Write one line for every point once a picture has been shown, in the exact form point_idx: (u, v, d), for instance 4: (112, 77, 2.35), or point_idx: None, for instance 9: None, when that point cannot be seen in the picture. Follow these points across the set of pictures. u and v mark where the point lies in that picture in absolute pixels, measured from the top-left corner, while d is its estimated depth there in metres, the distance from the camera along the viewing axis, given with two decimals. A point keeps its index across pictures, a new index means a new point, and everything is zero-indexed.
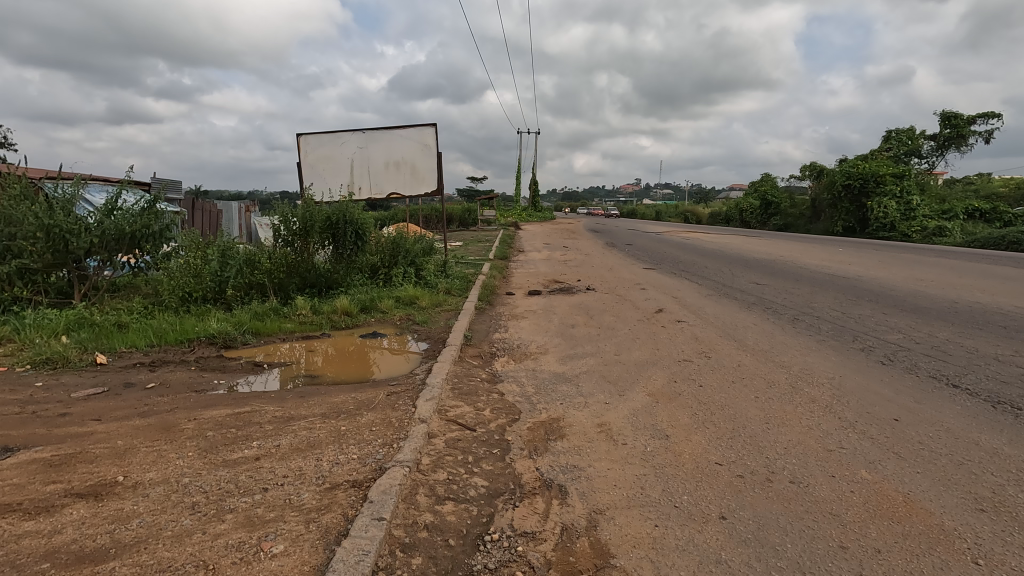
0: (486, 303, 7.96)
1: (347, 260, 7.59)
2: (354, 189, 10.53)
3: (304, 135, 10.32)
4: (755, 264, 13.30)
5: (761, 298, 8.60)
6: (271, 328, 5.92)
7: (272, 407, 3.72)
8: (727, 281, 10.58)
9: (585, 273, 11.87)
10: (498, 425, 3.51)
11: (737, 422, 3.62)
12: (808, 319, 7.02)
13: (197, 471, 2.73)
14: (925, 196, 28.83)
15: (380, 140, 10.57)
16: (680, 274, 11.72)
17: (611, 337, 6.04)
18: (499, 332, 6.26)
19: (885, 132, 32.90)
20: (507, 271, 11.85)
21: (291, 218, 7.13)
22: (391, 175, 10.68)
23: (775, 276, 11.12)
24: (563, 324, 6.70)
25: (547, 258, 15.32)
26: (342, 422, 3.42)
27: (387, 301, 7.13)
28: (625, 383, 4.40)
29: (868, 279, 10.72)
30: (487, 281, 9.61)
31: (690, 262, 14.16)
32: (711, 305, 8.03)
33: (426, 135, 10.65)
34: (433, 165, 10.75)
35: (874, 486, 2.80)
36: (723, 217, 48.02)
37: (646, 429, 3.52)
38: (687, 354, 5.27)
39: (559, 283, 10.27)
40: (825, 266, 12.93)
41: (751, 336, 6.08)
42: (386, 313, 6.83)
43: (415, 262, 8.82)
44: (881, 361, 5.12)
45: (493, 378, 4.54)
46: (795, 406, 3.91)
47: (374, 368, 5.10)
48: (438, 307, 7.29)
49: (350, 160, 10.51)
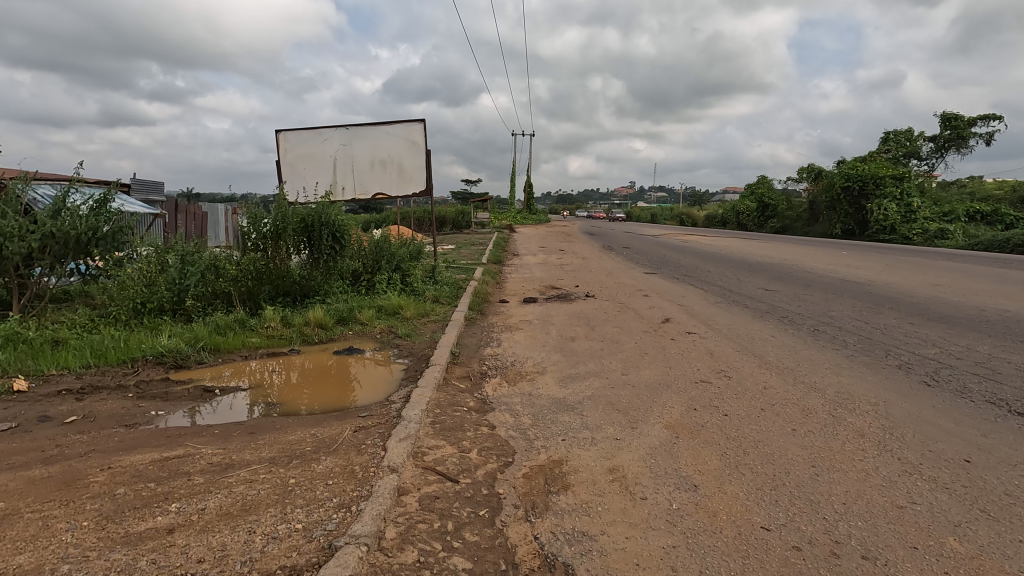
0: (477, 312, 7.30)
1: (324, 266, 6.91)
2: (336, 189, 9.85)
3: (283, 132, 9.64)
4: (760, 269, 12.71)
5: (774, 306, 7.99)
6: (233, 344, 5.24)
7: (211, 450, 3.04)
8: (733, 287, 9.98)
9: (583, 278, 11.25)
10: (487, 473, 2.85)
11: (778, 467, 2.98)
12: (829, 331, 6.41)
13: (84, 554, 2.05)
14: (925, 198, 28.42)
15: (365, 137, 9.90)
16: (683, 279, 11.11)
17: (616, 352, 5.40)
18: (492, 347, 5.60)
19: (884, 133, 32.52)
20: (501, 277, 11.21)
21: (261, 219, 6.45)
22: (377, 175, 10.01)
23: (784, 281, 10.54)
24: (562, 337, 6.05)
25: (542, 262, 14.69)
26: (293, 471, 2.75)
27: (368, 311, 6.46)
28: (637, 413, 3.76)
29: (883, 285, 10.14)
30: (479, 287, 8.96)
31: (691, 266, 13.56)
32: (721, 314, 7.41)
33: (414, 132, 10.01)
34: (421, 163, 10.09)
35: (973, 563, 2.16)
36: (719, 219, 47.66)
37: (668, 477, 2.87)
38: (704, 375, 4.63)
39: (556, 290, 9.64)
40: (834, 271, 12.35)
41: (772, 351, 5.46)
42: (365, 325, 6.17)
43: (401, 267, 8.16)
44: (925, 382, 4.51)
45: (482, 406, 3.88)
46: (842, 444, 3.28)
47: (346, 392, 4.42)
48: (424, 318, 6.64)
49: (333, 159, 9.83)
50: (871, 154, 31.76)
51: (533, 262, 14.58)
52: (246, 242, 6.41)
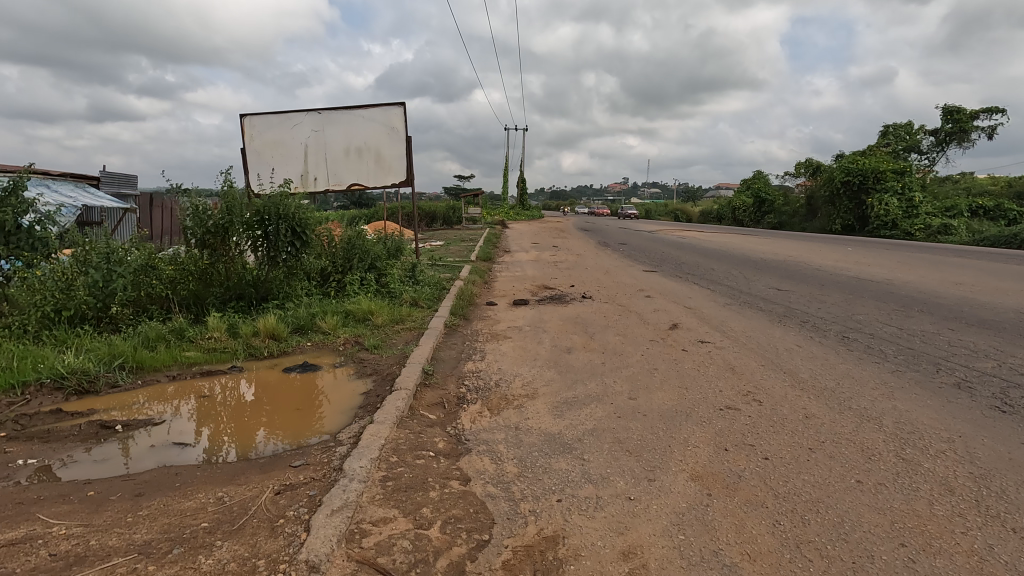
0: (460, 317, 6.45)
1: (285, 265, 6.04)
2: (308, 180, 8.97)
3: (248, 117, 8.71)
4: (766, 267, 11.95)
5: (791, 309, 7.19)
6: (162, 360, 4.37)
7: (65, 529, 2.16)
8: (742, 286, 9.20)
9: (578, 277, 10.44)
10: (452, 565, 2.00)
11: (856, 549, 2.15)
12: (861, 339, 5.61)
13: None
14: (926, 192, 27.81)
15: (339, 122, 9.00)
16: (687, 278, 10.32)
17: (620, 367, 4.58)
18: (473, 361, 4.75)
19: (883, 126, 31.93)
20: (490, 275, 10.38)
21: (205, 211, 5.53)
22: (352, 164, 9.14)
23: (795, 281, 9.76)
24: (556, 348, 5.21)
25: (536, 259, 13.91)
26: (166, 570, 1.88)
27: (331, 318, 5.58)
28: (654, 458, 2.92)
29: (902, 284, 9.40)
30: (464, 288, 8.12)
31: (693, 263, 12.81)
32: (735, 319, 6.58)
33: (394, 117, 9.13)
34: (401, 151, 9.23)
35: None
36: (714, 215, 47.03)
37: (709, 569, 2.04)
38: (729, 399, 3.80)
39: (549, 290, 8.80)
40: (844, 268, 11.64)
41: (802, 366, 4.66)
42: (327, 334, 5.29)
43: (375, 266, 7.29)
44: (996, 407, 3.72)
45: (455, 447, 3.03)
46: (933, 506, 2.45)
47: (287, 424, 3.53)
48: (397, 325, 5.78)
49: (305, 147, 8.94)
50: (871, 148, 31.09)
51: (525, 259, 13.71)
52: (190, 238, 5.51)
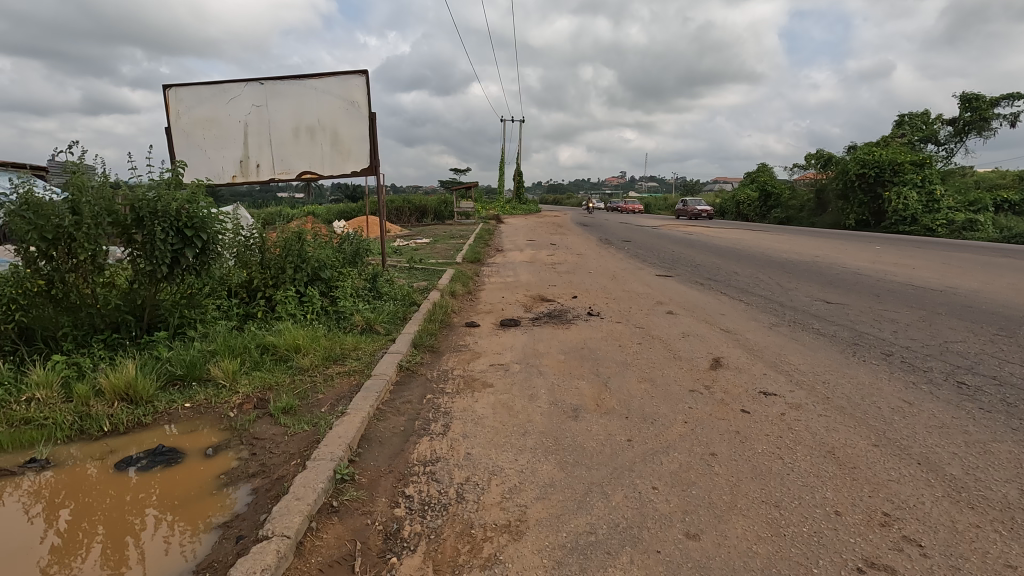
0: (426, 350, 4.75)
1: (176, 282, 4.31)
2: (247, 167, 7.26)
3: (171, 87, 6.91)
4: (797, 271, 10.33)
5: (861, 335, 5.54)
6: None
7: None
8: (781, 298, 7.55)
9: (581, 284, 8.78)
10: None
11: None
12: (987, 390, 3.95)
13: None
14: (947, 185, 26.24)
15: (287, 95, 7.27)
16: (710, 285, 8.69)
17: (658, 455, 2.92)
18: (428, 441, 3.07)
19: (898, 116, 30.32)
20: (475, 283, 8.70)
21: (39, 207, 3.60)
22: (303, 148, 7.44)
23: (841, 290, 8.12)
24: (556, 410, 3.53)
25: (531, 260, 12.27)
26: None
27: (233, 361, 3.89)
28: None
29: (970, 294, 7.81)
30: (439, 303, 6.45)
31: (712, 266, 11.17)
32: (795, 352, 4.92)
33: (353, 89, 7.45)
34: (363, 132, 7.55)
35: None
36: (716, 209, 45.49)
37: None
38: (867, 545, 2.15)
39: (547, 304, 7.13)
40: (888, 273, 10.04)
41: (941, 448, 3.00)
42: (220, 387, 3.61)
43: (317, 278, 5.62)
44: None
45: None
46: None
47: (113, 553, 2.19)
48: (329, 368, 4.10)
49: (244, 126, 7.20)
50: (886, 138, 29.41)
51: (518, 261, 12.03)
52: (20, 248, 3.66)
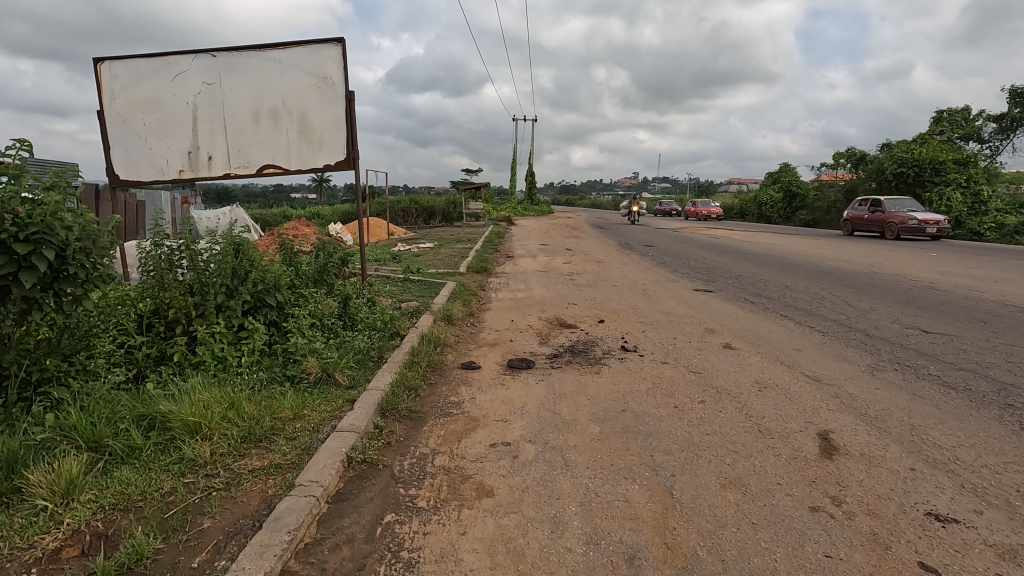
0: (399, 421, 3.28)
1: (22, 322, 2.90)
2: (196, 161, 5.86)
3: (101, 62, 5.54)
4: (860, 286, 8.70)
5: (1007, 390, 3.97)
6: None
7: None
8: (863, 325, 5.98)
9: (606, 302, 7.27)
10: None
11: None
12: None
13: None
14: (994, 185, 24.19)
15: (245, 70, 5.87)
16: (763, 304, 7.13)
17: None
18: None
19: (936, 112, 28.37)
20: (480, 301, 7.23)
21: None
22: (265, 137, 6.03)
23: (933, 315, 6.50)
24: (599, 563, 2.05)
25: (545, 268, 10.78)
26: None
27: (80, 457, 2.48)
28: None
29: None
30: (429, 333, 4.98)
31: (756, 278, 9.60)
32: (934, 423, 3.39)
33: (326, 63, 6.05)
34: (338, 117, 6.13)
35: None
36: (735, 211, 43.61)
37: None
38: None
39: (567, 333, 5.62)
40: (975, 290, 8.34)
41: None
42: (38, 511, 2.19)
43: (261, 303, 4.17)
44: None
45: None
46: None
47: None
48: (238, 461, 2.65)
49: (192, 110, 5.81)
50: (925, 135, 27.40)
51: (530, 271, 10.53)
52: None
